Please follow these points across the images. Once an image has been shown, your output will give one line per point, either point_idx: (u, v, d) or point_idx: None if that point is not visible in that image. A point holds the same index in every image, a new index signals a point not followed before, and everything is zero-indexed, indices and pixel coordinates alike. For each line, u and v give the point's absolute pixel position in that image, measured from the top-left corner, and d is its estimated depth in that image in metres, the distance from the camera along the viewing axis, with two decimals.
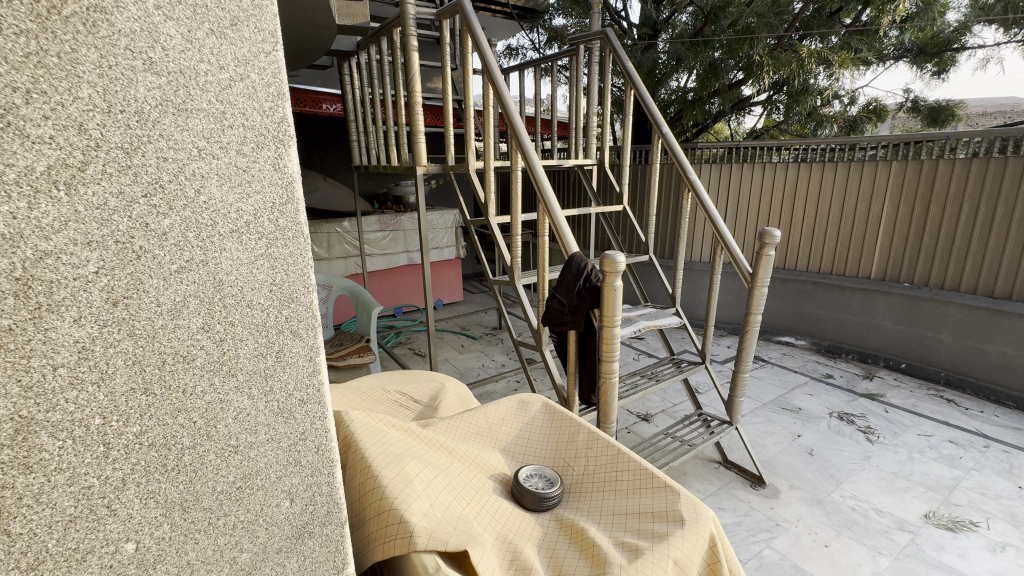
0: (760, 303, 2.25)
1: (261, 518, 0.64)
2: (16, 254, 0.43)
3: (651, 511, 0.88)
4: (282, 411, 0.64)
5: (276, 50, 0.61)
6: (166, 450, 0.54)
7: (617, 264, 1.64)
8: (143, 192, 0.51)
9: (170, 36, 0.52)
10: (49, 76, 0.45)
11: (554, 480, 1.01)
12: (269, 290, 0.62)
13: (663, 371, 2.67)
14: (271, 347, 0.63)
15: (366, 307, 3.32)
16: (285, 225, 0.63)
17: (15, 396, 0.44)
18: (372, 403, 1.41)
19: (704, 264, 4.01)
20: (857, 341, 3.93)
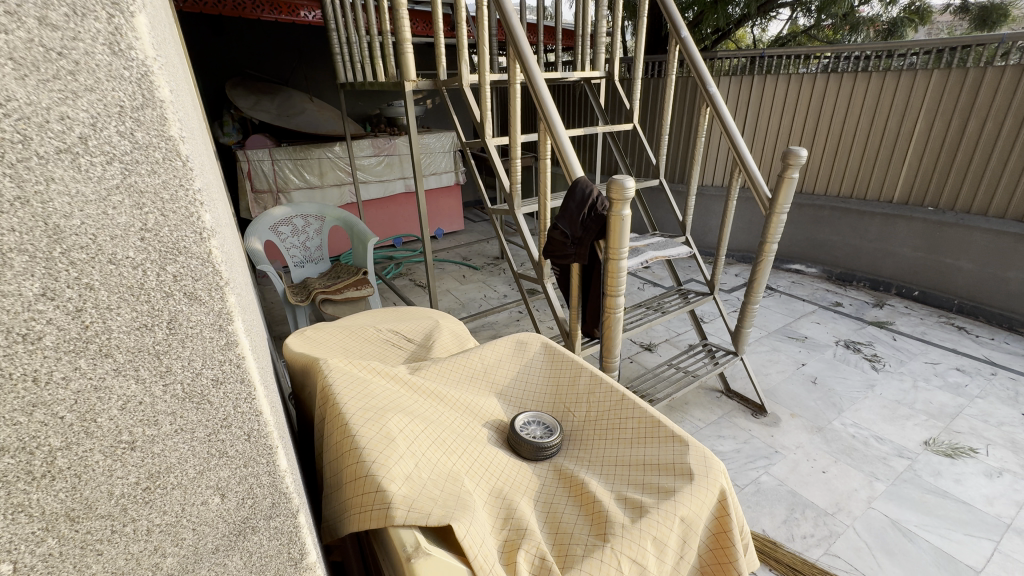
0: (777, 231, 2.10)
1: (181, 519, 0.44)
2: None
3: (656, 463, 0.82)
4: (194, 396, 0.43)
5: None
6: (23, 456, 0.34)
7: (626, 191, 1.48)
8: None
9: None
10: None
11: (553, 428, 0.94)
12: (141, 240, 0.37)
13: (669, 302, 2.59)
14: (159, 317, 0.39)
15: (361, 239, 3.19)
16: (149, 142, 0.37)
17: None
18: (365, 343, 1.34)
19: (717, 189, 3.79)
20: (871, 268, 3.81)
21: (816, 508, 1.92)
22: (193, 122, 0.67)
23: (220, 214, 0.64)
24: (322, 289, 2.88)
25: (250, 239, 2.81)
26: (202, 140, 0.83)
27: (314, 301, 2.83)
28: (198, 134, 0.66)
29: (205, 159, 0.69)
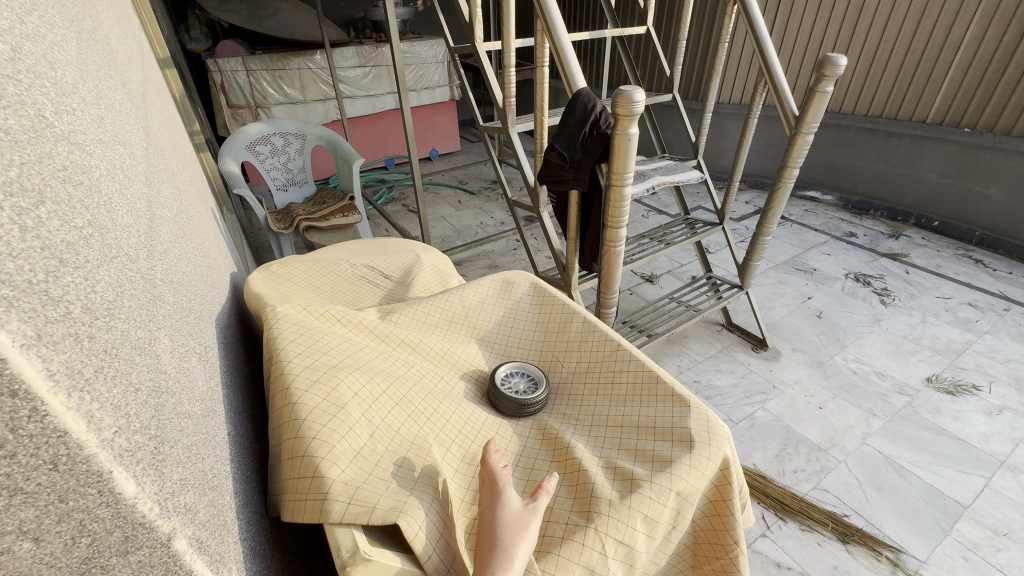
0: (800, 154, 1.88)
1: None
2: None
3: (651, 425, 0.73)
4: None
5: None
6: None
7: (634, 106, 1.27)
8: None
9: None
10: None
11: (538, 382, 0.85)
12: None
13: (674, 232, 2.42)
14: None
15: (346, 161, 2.95)
16: None
17: None
18: (337, 279, 1.21)
19: (735, 106, 3.47)
20: (891, 196, 3.58)
21: (810, 443, 1.91)
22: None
23: (91, 125, 0.47)
24: (305, 215, 2.71)
25: (224, 160, 2.59)
26: (87, 25, 0.64)
27: (298, 228, 2.67)
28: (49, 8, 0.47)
29: (74, 49, 0.51)
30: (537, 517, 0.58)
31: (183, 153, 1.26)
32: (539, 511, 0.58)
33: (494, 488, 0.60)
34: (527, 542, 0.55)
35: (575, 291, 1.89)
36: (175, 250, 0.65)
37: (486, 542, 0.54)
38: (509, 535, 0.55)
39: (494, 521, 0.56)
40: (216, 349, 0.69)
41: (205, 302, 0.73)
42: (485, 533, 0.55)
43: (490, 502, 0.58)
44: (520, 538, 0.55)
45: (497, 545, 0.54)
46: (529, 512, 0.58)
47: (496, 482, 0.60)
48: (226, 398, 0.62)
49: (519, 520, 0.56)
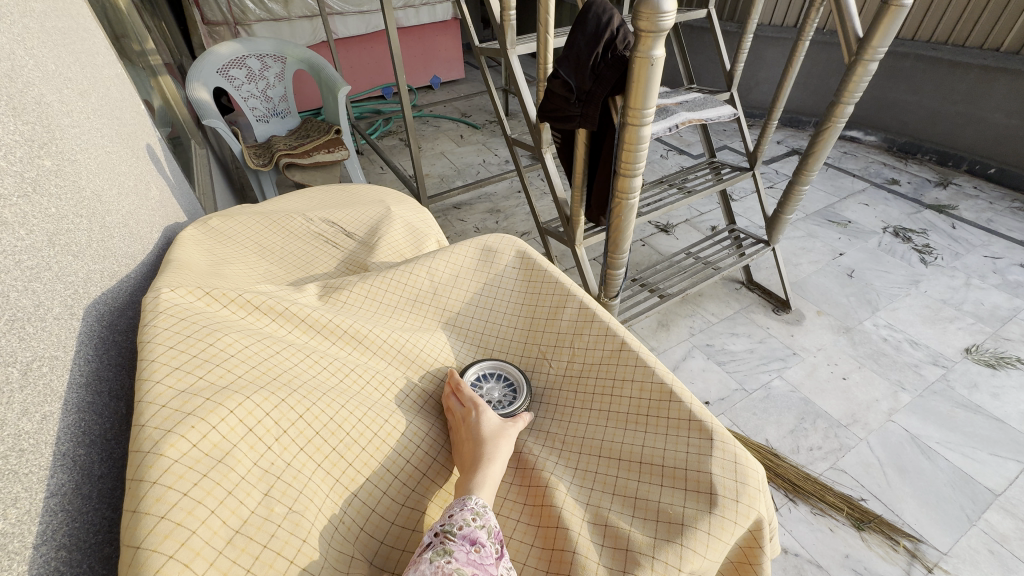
0: (859, 87, 1.57)
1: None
2: None
3: (656, 464, 0.55)
4: None
5: None
6: None
7: (662, 19, 0.98)
8: None
9: None
10: None
11: (518, 393, 0.69)
12: None
13: (697, 179, 2.14)
14: None
15: (331, 88, 2.63)
16: None
17: None
18: (290, 233, 1.01)
19: (777, 28, 3.01)
20: (944, 139, 3.18)
21: (829, 418, 1.75)
22: None
23: None
24: (286, 150, 2.45)
25: (192, 85, 2.30)
26: None
27: (278, 165, 2.42)
28: None
29: None
30: (517, 430, 0.62)
31: (97, 75, 1.02)
32: (521, 422, 0.63)
33: (473, 403, 0.62)
34: (508, 444, 0.60)
35: (580, 247, 1.68)
36: None
37: (473, 446, 0.58)
38: (493, 438, 0.58)
39: (476, 434, 0.59)
40: (75, 355, 0.52)
41: (58, 284, 0.54)
42: (469, 439, 0.59)
43: (474, 415, 0.60)
44: (504, 440, 0.59)
45: (484, 442, 0.58)
46: (510, 424, 0.62)
47: (473, 400, 0.62)
48: (68, 431, 0.46)
49: (503, 427, 0.60)
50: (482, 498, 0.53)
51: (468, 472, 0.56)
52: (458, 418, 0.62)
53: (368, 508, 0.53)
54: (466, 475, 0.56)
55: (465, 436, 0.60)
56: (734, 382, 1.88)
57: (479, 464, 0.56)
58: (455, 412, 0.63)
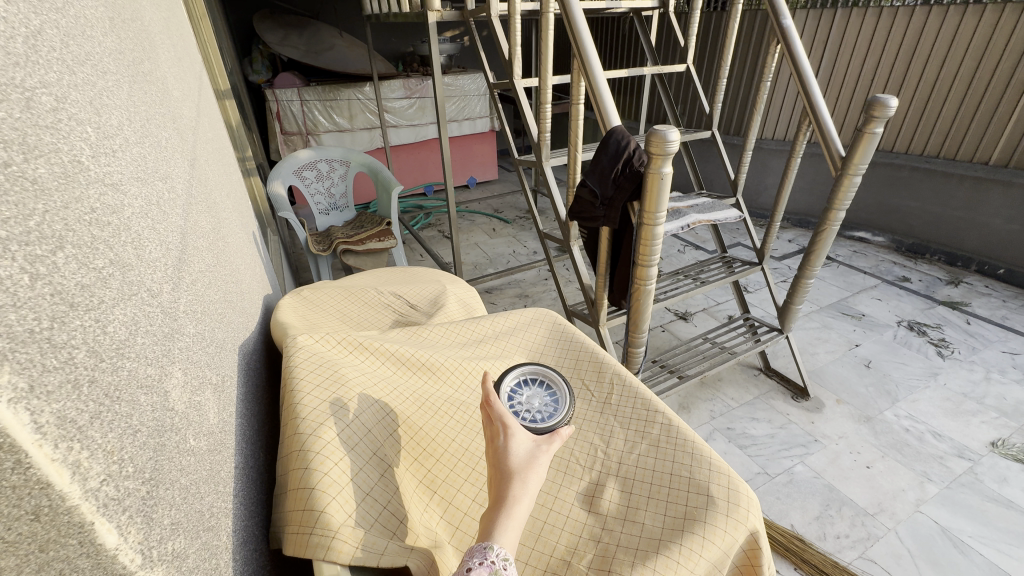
0: (847, 196, 1.80)
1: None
2: None
3: (683, 476, 0.66)
4: None
5: None
6: None
7: (669, 145, 1.25)
8: None
9: None
10: None
11: (559, 403, 0.76)
12: None
13: (710, 271, 2.35)
14: None
15: (386, 187, 3.05)
16: None
17: None
18: (367, 303, 1.23)
19: (779, 143, 3.39)
20: (949, 241, 3.36)
21: (855, 506, 1.76)
22: (100, 44, 0.50)
23: (122, 158, 0.49)
24: (342, 238, 2.79)
25: (272, 183, 2.72)
26: (141, 66, 0.68)
27: (335, 250, 2.76)
28: (99, 52, 0.50)
29: (124, 98, 0.54)
30: (550, 454, 0.60)
31: (230, 179, 1.32)
32: (553, 446, 0.60)
33: (504, 428, 0.60)
34: (537, 477, 0.57)
35: (603, 327, 1.85)
36: (202, 277, 0.67)
37: (499, 475, 0.56)
38: (522, 470, 0.57)
39: (504, 466, 0.57)
40: (239, 379, 0.71)
41: (228, 329, 0.75)
42: (499, 465, 0.58)
43: (502, 441, 0.59)
44: (534, 472, 0.57)
45: (512, 476, 0.56)
46: (543, 448, 0.60)
47: (504, 423, 0.61)
48: (240, 428, 0.64)
49: (534, 454, 0.59)
50: (504, 548, 0.50)
51: (493, 505, 0.54)
52: (490, 436, 0.61)
53: (446, 504, 0.65)
54: (489, 516, 0.53)
55: (493, 462, 0.58)
56: (757, 467, 1.91)
57: (504, 501, 0.54)
58: (487, 430, 0.62)
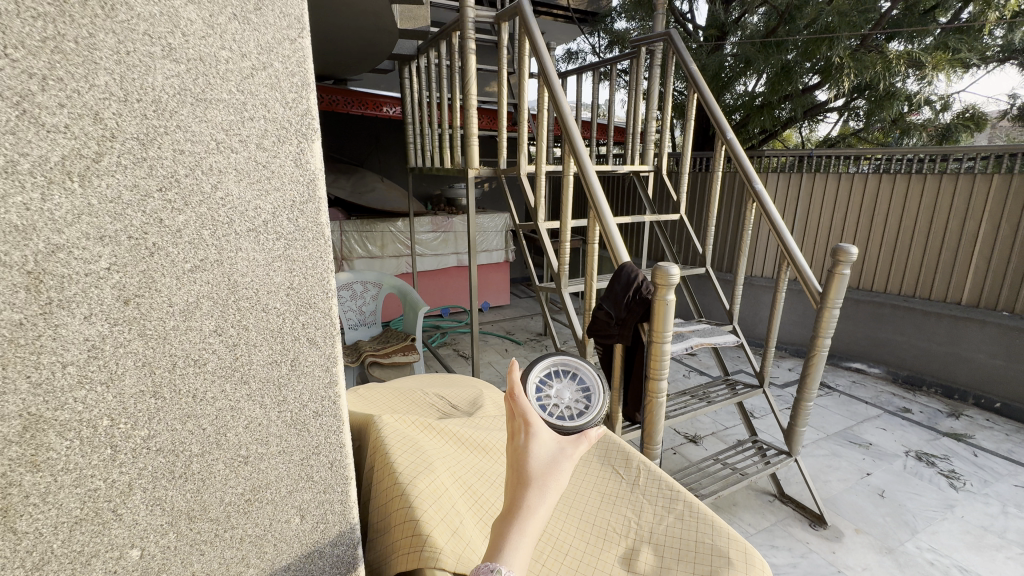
0: (829, 326, 2.05)
1: (253, 462, 0.58)
2: (28, 247, 0.42)
3: (705, 546, 0.79)
4: (296, 423, 0.60)
5: (302, 37, 0.55)
6: (174, 456, 0.52)
7: (670, 277, 1.53)
8: (158, 186, 0.47)
9: (190, 21, 0.48)
10: (65, 62, 0.42)
11: (590, 399, 0.85)
12: (286, 295, 0.57)
13: (715, 392, 2.50)
14: (287, 355, 0.58)
15: (413, 307, 3.33)
16: (305, 225, 0.57)
17: (26, 393, 0.43)
18: (412, 402, 1.40)
19: (767, 280, 3.76)
20: (942, 374, 3.41)
21: None
22: None
23: None
24: (371, 352, 3.02)
25: None
26: None
27: (364, 363, 2.96)
28: None
29: None
30: (570, 462, 0.60)
31: None
32: (573, 452, 0.60)
33: (527, 428, 0.60)
34: (554, 485, 0.57)
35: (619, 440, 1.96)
36: None
37: (518, 479, 0.57)
38: (541, 477, 0.57)
39: (523, 467, 0.58)
40: None
41: None
42: (520, 466, 0.58)
43: (523, 442, 0.60)
44: (552, 482, 0.58)
45: (529, 484, 0.57)
46: (565, 453, 0.60)
47: (528, 421, 0.60)
48: None
49: (554, 456, 0.59)
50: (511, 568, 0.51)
51: (507, 511, 0.55)
52: (513, 432, 0.61)
53: None
54: (504, 526, 0.54)
55: (513, 460, 0.59)
56: None
57: (519, 510, 0.55)
58: (510, 424, 0.62)
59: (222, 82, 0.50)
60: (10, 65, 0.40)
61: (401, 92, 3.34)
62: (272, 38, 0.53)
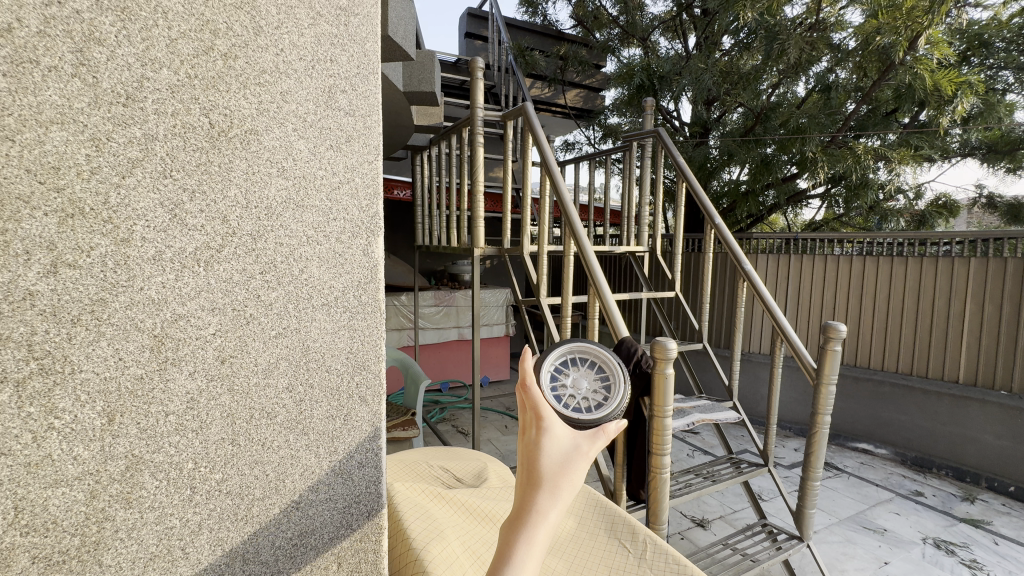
0: (827, 403, 2.09)
1: (304, 510, 0.67)
2: (159, 316, 0.55)
3: None
4: (343, 473, 0.70)
5: (377, 160, 0.72)
6: (239, 499, 0.63)
7: (669, 351, 1.59)
8: (260, 270, 0.62)
9: (299, 150, 0.65)
10: (209, 180, 0.59)
11: (611, 391, 0.72)
12: (347, 358, 0.70)
13: (721, 471, 2.45)
14: (341, 411, 0.70)
15: (416, 380, 3.30)
16: (366, 301, 0.72)
17: (133, 436, 0.55)
18: (417, 475, 1.40)
19: (765, 356, 3.81)
20: (951, 456, 3.32)
21: None
22: None
23: None
24: None
25: None
26: None
27: None
28: None
29: None
30: (589, 457, 0.52)
31: None
32: (592, 448, 0.52)
33: (540, 424, 0.52)
34: (570, 485, 0.51)
35: None
36: None
37: (528, 481, 0.51)
38: (553, 480, 0.51)
39: (535, 466, 0.51)
40: None
41: None
42: (530, 468, 0.51)
43: (535, 437, 0.52)
44: (566, 489, 0.51)
45: (539, 489, 0.50)
46: (581, 453, 0.52)
47: (541, 417, 0.52)
48: None
49: (570, 458, 0.51)
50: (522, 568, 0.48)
51: (517, 513, 0.50)
52: (524, 424, 0.53)
53: None
54: (511, 532, 0.50)
55: (524, 456, 0.52)
56: None
57: (529, 512, 0.50)
58: (521, 414, 0.54)
59: (315, 193, 0.67)
60: (173, 184, 0.56)
61: (413, 177, 3.61)
62: (357, 162, 0.70)
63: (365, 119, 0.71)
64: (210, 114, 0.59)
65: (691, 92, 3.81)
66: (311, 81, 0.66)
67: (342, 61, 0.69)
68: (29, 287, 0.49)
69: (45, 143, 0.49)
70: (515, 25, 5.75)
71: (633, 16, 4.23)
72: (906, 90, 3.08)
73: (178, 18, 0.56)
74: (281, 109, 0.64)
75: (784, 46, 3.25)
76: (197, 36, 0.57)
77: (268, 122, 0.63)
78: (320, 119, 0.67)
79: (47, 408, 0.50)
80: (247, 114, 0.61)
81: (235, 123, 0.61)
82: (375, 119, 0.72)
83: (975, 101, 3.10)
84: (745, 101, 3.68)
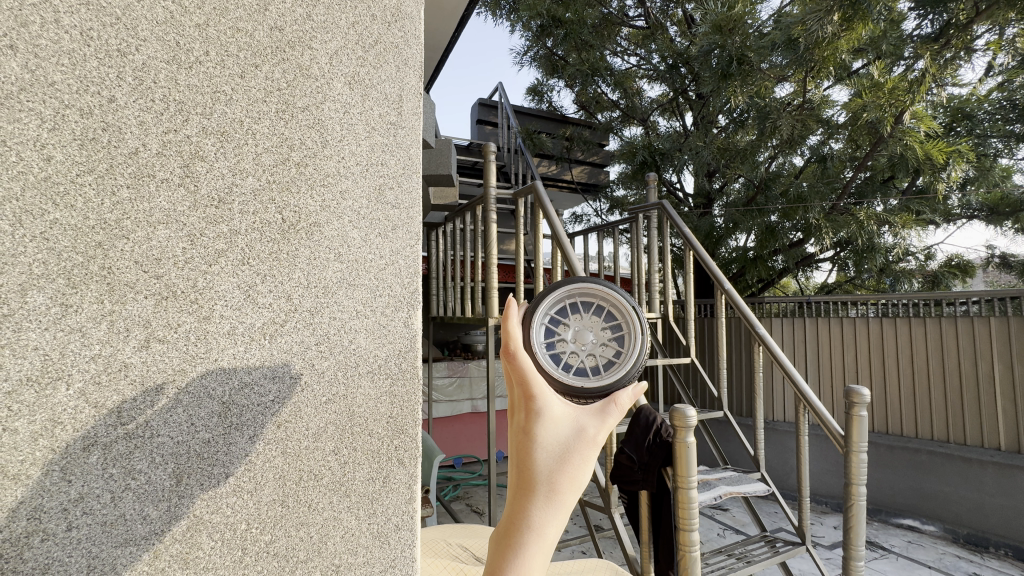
0: (861, 472, 1.99)
1: (344, 572, 0.81)
2: (228, 384, 0.74)
3: None
4: (380, 535, 0.85)
5: (417, 243, 0.93)
6: (284, 561, 0.77)
7: (689, 419, 1.56)
8: (315, 341, 0.81)
9: (353, 237, 0.86)
10: (277, 264, 0.79)
11: (625, 343, 0.62)
12: (387, 422, 0.87)
13: (756, 551, 2.29)
14: (380, 474, 0.86)
15: (429, 455, 3.13)
16: (406, 367, 0.89)
17: (197, 497, 0.71)
18: (437, 553, 1.32)
19: (789, 424, 3.68)
20: (1008, 533, 3.04)
21: None
22: None
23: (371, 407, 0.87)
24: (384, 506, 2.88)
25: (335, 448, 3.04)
26: None
27: None
28: None
29: None
30: (594, 442, 0.47)
31: None
32: (596, 430, 0.47)
33: (531, 407, 0.47)
34: (573, 480, 0.46)
35: None
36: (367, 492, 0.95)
37: (522, 479, 0.47)
38: (550, 480, 0.46)
39: (530, 460, 0.46)
40: None
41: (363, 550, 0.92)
42: (523, 463, 0.47)
43: (528, 422, 0.47)
44: (565, 486, 0.46)
45: (534, 491, 0.46)
46: (582, 438, 0.47)
47: (532, 397, 0.47)
48: None
49: (568, 445, 0.46)
50: None
51: (510, 521, 0.46)
52: (515, 407, 0.49)
53: None
54: (505, 539, 0.46)
55: (517, 448, 0.47)
56: None
57: (524, 519, 0.46)
58: (512, 394, 0.49)
59: (365, 274, 0.87)
60: (249, 271, 0.77)
61: (429, 251, 3.78)
62: (400, 246, 0.91)
63: (408, 211, 0.93)
64: (283, 212, 0.80)
65: (692, 166, 4.01)
66: (365, 181, 0.88)
67: (390, 164, 0.92)
68: (126, 359, 0.67)
69: (151, 239, 0.69)
70: (523, 112, 6.24)
71: (632, 100, 4.60)
72: (898, 161, 3.24)
73: (263, 139, 0.79)
74: (339, 204, 0.85)
75: (776, 123, 3.46)
76: (276, 150, 0.80)
77: (328, 214, 0.84)
78: (372, 213, 0.88)
79: (126, 470, 0.66)
80: (312, 211, 0.82)
81: (302, 219, 0.81)
82: (415, 211, 0.93)
83: (967, 166, 3.22)
84: (746, 172, 3.85)
